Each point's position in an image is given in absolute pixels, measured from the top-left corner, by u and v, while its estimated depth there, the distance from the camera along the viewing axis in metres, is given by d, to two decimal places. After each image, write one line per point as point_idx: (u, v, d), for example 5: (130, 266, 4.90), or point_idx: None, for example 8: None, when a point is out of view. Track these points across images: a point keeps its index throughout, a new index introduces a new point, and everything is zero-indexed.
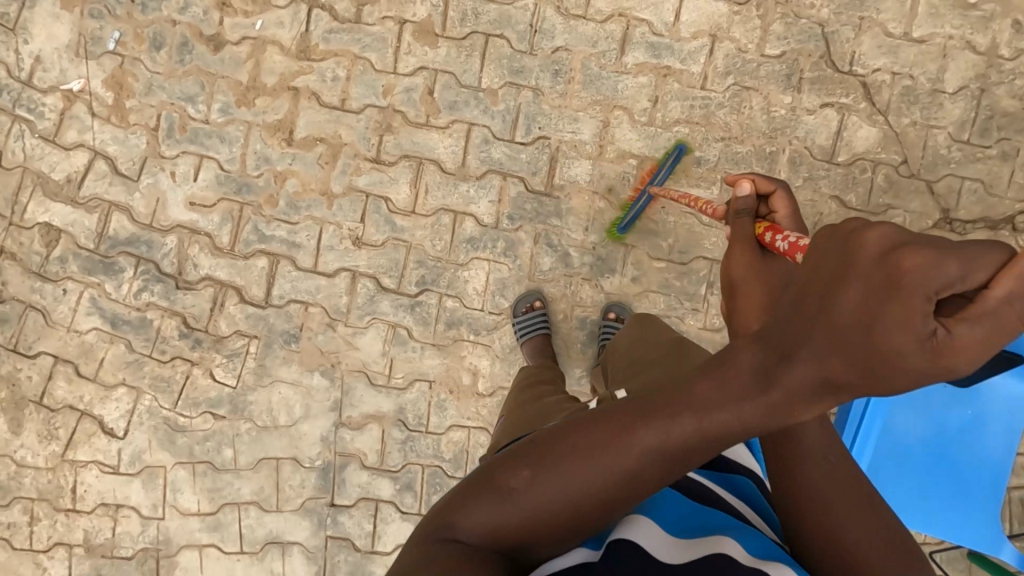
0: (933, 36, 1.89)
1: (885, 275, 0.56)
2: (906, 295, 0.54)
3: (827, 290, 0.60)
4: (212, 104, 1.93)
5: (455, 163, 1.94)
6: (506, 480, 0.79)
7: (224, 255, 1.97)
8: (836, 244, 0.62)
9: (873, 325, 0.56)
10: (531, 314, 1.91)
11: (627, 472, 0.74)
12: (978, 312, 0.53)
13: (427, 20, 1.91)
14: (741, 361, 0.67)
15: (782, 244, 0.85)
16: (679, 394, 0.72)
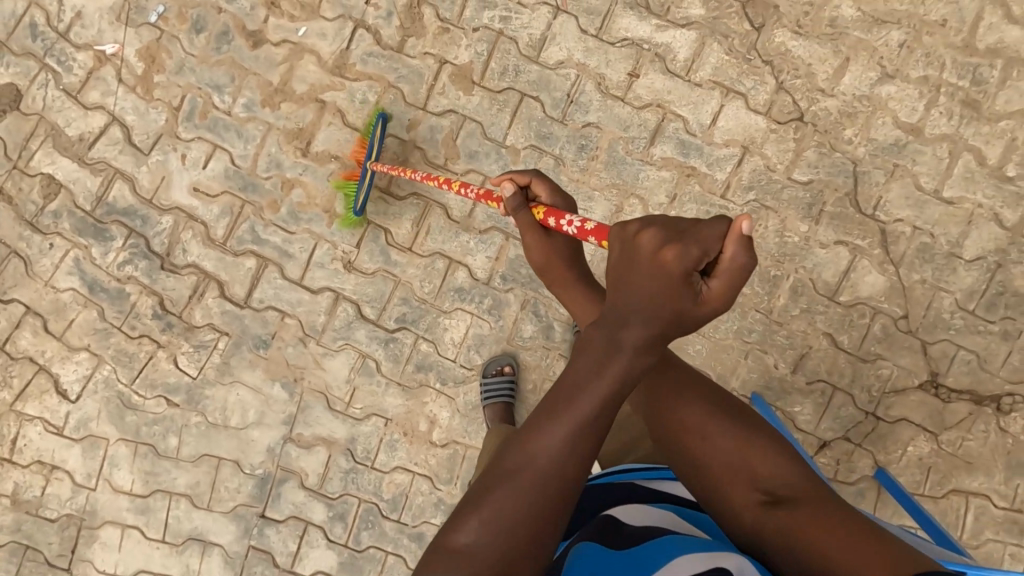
0: (962, 199, 1.86)
1: (663, 256, 0.78)
2: (681, 268, 0.77)
3: (634, 280, 0.81)
4: (238, 98, 1.93)
5: (462, 212, 1.94)
6: (453, 543, 0.72)
7: (215, 248, 1.96)
8: (632, 243, 0.84)
9: (657, 291, 0.78)
10: (499, 378, 1.89)
11: (550, 471, 0.74)
12: (721, 271, 0.77)
13: (467, 65, 1.90)
14: (594, 347, 0.80)
15: (566, 226, 1.08)
16: (567, 386, 0.78)
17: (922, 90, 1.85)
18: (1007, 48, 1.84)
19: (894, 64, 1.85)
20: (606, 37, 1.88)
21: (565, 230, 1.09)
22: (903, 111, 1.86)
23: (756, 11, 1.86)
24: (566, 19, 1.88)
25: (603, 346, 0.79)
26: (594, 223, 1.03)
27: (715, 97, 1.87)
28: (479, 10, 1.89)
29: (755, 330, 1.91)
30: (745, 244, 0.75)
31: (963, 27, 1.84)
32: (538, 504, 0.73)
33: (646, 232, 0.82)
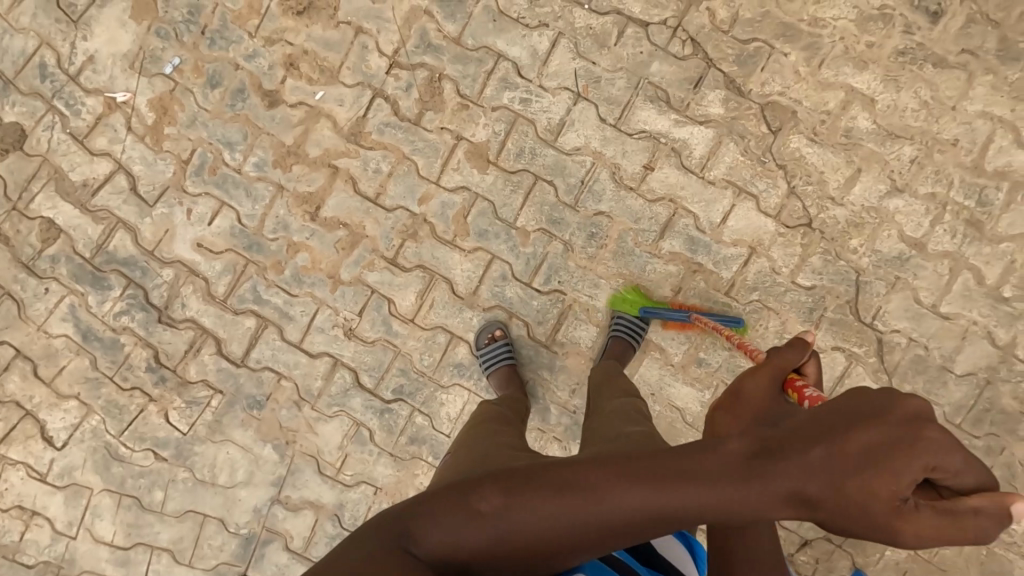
0: (958, 315, 1.90)
1: (906, 441, 0.69)
2: (905, 471, 0.69)
3: (821, 414, 0.75)
4: (249, 156, 1.91)
5: (467, 288, 1.93)
6: (477, 504, 0.89)
7: (215, 304, 1.95)
8: (893, 414, 0.71)
9: (861, 472, 0.70)
10: (493, 345, 1.88)
11: (605, 520, 0.86)
12: (946, 506, 0.70)
13: (483, 143, 1.89)
14: (733, 455, 0.79)
15: (824, 407, 0.82)
16: (675, 469, 0.83)
17: (928, 206, 1.88)
18: (1014, 171, 1.87)
19: (904, 178, 1.88)
20: (624, 127, 1.88)
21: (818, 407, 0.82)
22: (909, 226, 1.89)
23: (774, 116, 1.87)
24: (586, 106, 1.88)
25: (745, 459, 0.78)
26: None
27: (728, 197, 1.89)
28: (500, 90, 1.88)
29: None
30: (993, 519, 0.70)
31: (974, 147, 1.87)
32: (569, 525, 0.87)
33: (891, 396, 0.73)
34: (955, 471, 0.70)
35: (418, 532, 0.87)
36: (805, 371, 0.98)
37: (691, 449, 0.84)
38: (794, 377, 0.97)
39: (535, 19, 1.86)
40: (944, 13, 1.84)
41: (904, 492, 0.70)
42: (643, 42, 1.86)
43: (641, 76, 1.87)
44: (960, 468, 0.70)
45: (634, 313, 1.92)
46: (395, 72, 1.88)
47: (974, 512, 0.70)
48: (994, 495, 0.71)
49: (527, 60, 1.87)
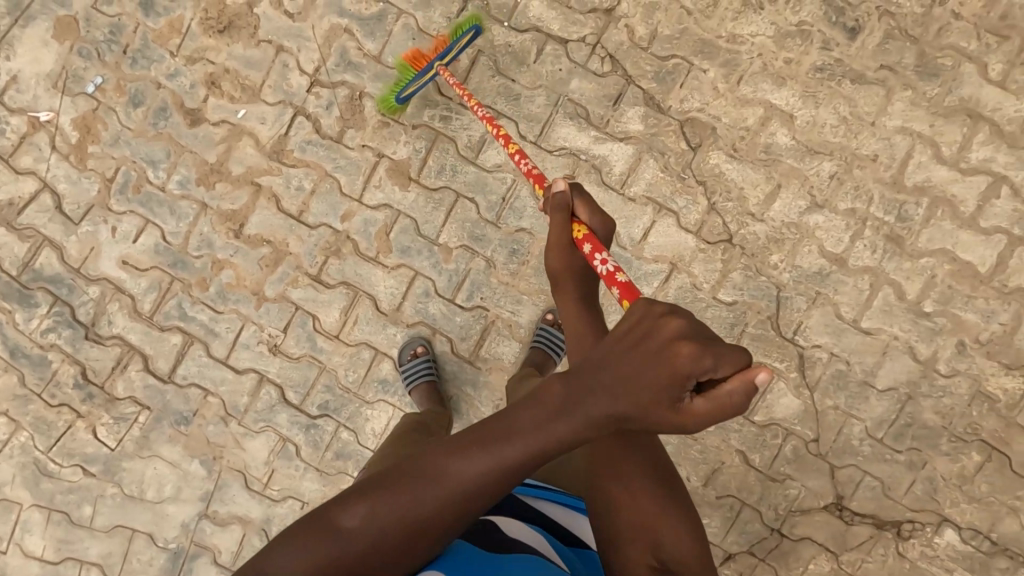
0: (879, 330, 1.91)
1: (669, 352, 0.75)
2: (680, 373, 0.74)
3: (614, 346, 0.80)
4: (173, 174, 1.92)
5: (390, 305, 1.94)
6: (341, 519, 0.81)
7: (141, 321, 1.96)
8: (649, 326, 0.78)
9: (643, 381, 0.76)
10: (415, 361, 1.88)
11: (449, 498, 0.81)
12: (714, 396, 0.75)
13: (404, 161, 1.90)
14: (549, 397, 0.81)
15: (598, 263, 1.05)
16: (499, 426, 0.82)
17: (848, 222, 1.89)
18: (933, 187, 1.88)
19: (824, 194, 1.88)
20: (544, 144, 1.88)
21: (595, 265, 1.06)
22: (830, 242, 1.89)
23: (694, 132, 1.87)
24: (506, 123, 1.88)
25: (561, 402, 0.80)
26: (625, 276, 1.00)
27: (648, 214, 1.89)
28: (420, 108, 1.89)
29: (672, 442, 1.97)
30: (747, 393, 0.73)
31: (893, 163, 1.87)
32: (422, 512, 0.81)
33: (647, 308, 0.80)
34: (711, 367, 0.73)
35: (276, 562, 0.79)
36: (581, 216, 1.14)
37: (513, 404, 0.84)
38: (577, 227, 1.12)
39: (454, 36, 1.87)
40: (862, 29, 1.85)
41: (681, 392, 0.75)
42: (562, 59, 1.87)
43: (560, 93, 1.87)
44: (731, 358, 0.73)
45: None
46: (316, 90, 1.89)
47: (748, 397, 0.73)
48: (749, 380, 0.73)
49: (447, 78, 1.88)
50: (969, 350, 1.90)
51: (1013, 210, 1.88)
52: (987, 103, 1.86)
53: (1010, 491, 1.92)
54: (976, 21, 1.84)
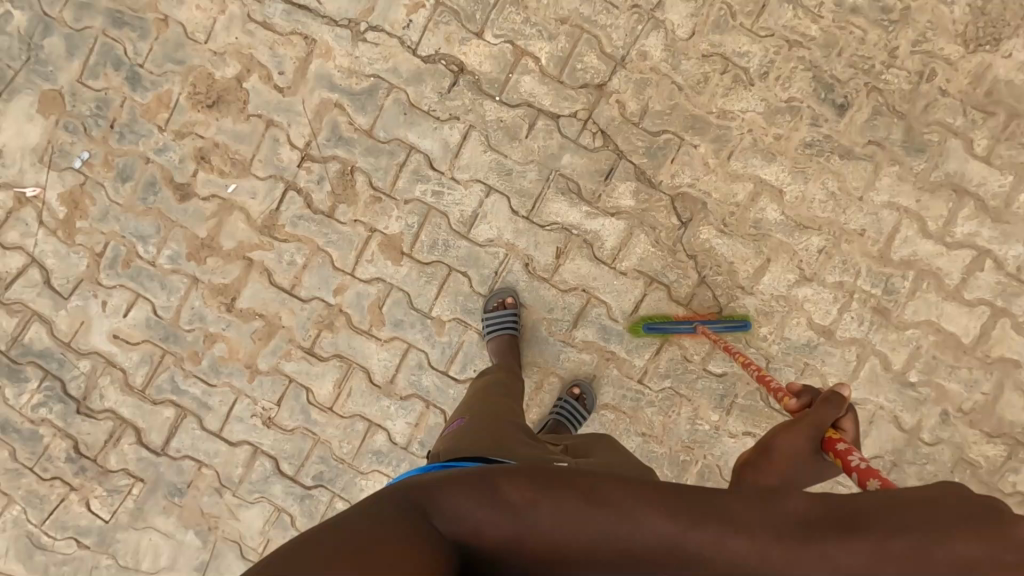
0: (865, 400, 1.95)
1: (981, 538, 0.72)
2: (982, 560, 0.71)
3: (901, 505, 0.77)
4: (163, 249, 1.91)
5: (384, 377, 1.95)
6: (506, 493, 0.85)
7: (133, 394, 1.96)
8: (957, 506, 0.76)
9: (924, 540, 0.72)
10: (501, 311, 1.87)
11: (632, 551, 0.80)
12: None
13: (397, 235, 1.90)
14: (792, 506, 0.80)
15: (853, 458, 1.05)
16: (720, 507, 0.82)
17: (836, 294, 1.91)
18: (919, 260, 1.91)
19: (813, 267, 1.91)
20: (536, 219, 1.89)
21: (850, 459, 1.05)
22: (818, 313, 1.92)
23: (684, 207, 1.89)
24: (498, 198, 1.89)
25: (800, 514, 0.79)
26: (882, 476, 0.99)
27: (639, 287, 1.91)
28: (412, 183, 1.89)
29: None
30: None
31: (880, 237, 1.90)
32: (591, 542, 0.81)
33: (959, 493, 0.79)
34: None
35: (444, 504, 0.84)
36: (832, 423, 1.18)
37: (741, 495, 0.83)
38: (831, 429, 1.17)
39: (446, 112, 1.87)
40: (851, 105, 1.86)
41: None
42: (553, 134, 1.87)
43: (552, 168, 1.88)
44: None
45: (591, 377, 1.94)
46: (306, 165, 1.88)
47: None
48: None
49: (439, 153, 1.88)
50: (952, 418, 1.95)
51: (996, 282, 1.91)
52: (972, 178, 1.88)
53: None
54: (962, 97, 1.86)
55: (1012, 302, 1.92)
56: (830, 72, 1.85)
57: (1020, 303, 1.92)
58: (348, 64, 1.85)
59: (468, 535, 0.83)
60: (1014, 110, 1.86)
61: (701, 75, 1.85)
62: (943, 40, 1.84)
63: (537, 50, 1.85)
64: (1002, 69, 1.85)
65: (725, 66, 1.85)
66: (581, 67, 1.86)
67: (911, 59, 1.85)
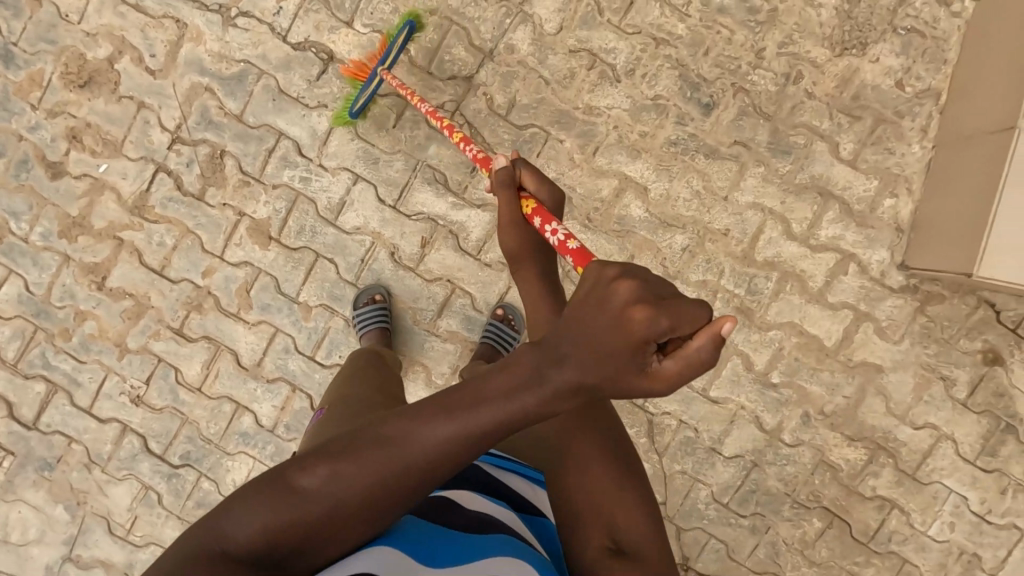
0: (727, 399, 1.96)
1: (623, 318, 0.69)
2: (639, 333, 0.68)
3: (576, 321, 0.73)
4: (35, 226, 1.93)
5: (252, 360, 1.97)
6: (299, 479, 0.76)
7: (5, 368, 1.99)
8: (601, 290, 0.72)
9: (608, 345, 0.70)
10: (368, 307, 1.86)
11: (405, 471, 0.75)
12: (682, 355, 0.69)
13: (265, 220, 1.92)
14: (515, 375, 0.75)
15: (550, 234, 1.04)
16: (464, 399, 0.76)
17: (699, 293, 1.92)
18: (784, 261, 1.91)
19: (676, 265, 1.92)
20: (402, 209, 1.91)
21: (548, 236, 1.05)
22: None
23: None
24: (365, 187, 1.91)
25: (533, 376, 0.74)
26: (577, 244, 0.99)
27: (504, 279, 1.92)
28: (280, 169, 1.90)
29: None
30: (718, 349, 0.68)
31: (744, 238, 1.91)
32: (383, 479, 0.75)
33: (599, 273, 0.74)
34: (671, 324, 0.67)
35: (225, 523, 0.74)
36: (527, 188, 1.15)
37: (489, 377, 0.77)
38: (524, 201, 1.14)
39: (314, 99, 1.88)
40: (716, 105, 1.87)
41: (643, 358, 0.69)
42: (420, 125, 1.89)
43: (419, 159, 1.90)
44: (683, 324, 0.68)
45: (516, 305, 1.93)
46: (176, 147, 1.90)
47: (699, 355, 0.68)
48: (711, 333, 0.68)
49: (307, 140, 1.90)
50: (814, 421, 1.96)
51: (859, 287, 1.91)
52: (837, 182, 1.89)
53: (850, 557, 1.99)
54: (829, 101, 1.86)
55: (876, 307, 1.92)
56: (697, 71, 1.86)
57: (883, 308, 1.92)
58: (219, 49, 1.87)
59: (281, 531, 0.74)
60: (881, 115, 1.86)
61: (568, 70, 1.86)
62: (810, 43, 1.85)
63: None
64: (869, 73, 1.85)
65: (592, 62, 1.86)
66: (449, 59, 1.87)
67: (777, 61, 1.85)
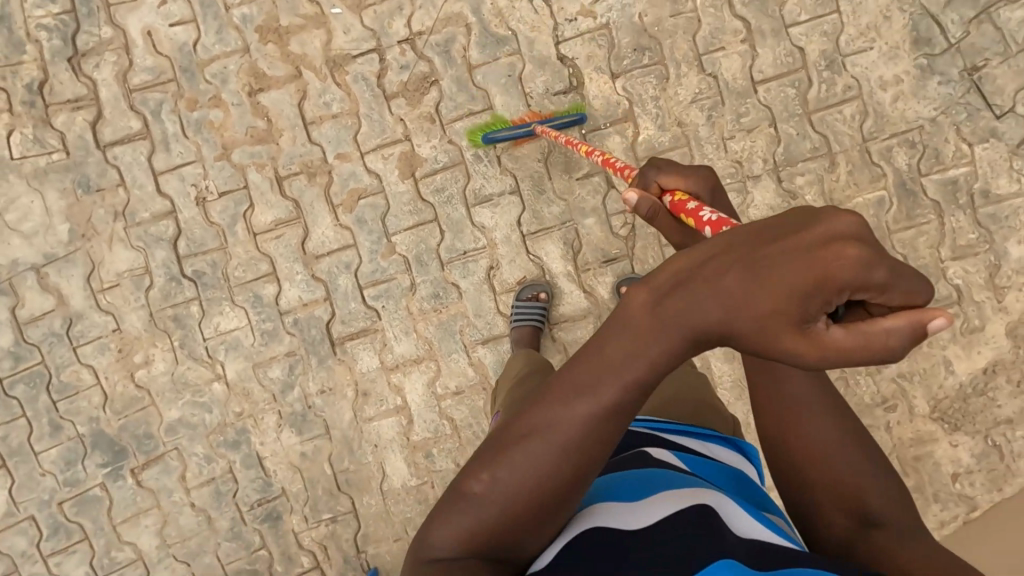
0: None
1: (817, 255, 0.60)
2: (817, 274, 0.60)
3: (726, 256, 0.67)
4: (244, 5, 1.93)
5: (314, 248, 1.99)
6: (474, 484, 0.82)
7: (120, 87, 1.97)
8: (789, 225, 0.64)
9: (785, 296, 0.62)
10: (530, 303, 1.91)
11: (563, 444, 0.77)
12: (860, 327, 0.61)
13: (419, 159, 1.96)
14: (657, 313, 0.71)
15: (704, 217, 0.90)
16: (596, 358, 0.75)
17: None
18: None
19: None
20: (528, 243, 1.96)
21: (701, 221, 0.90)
22: None
23: None
24: (515, 202, 1.95)
25: (659, 313, 0.71)
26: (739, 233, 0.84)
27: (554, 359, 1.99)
28: (466, 132, 1.94)
29: None
30: (912, 309, 0.60)
31: None
32: (534, 476, 0.79)
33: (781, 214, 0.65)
34: (881, 287, 0.59)
35: (434, 535, 0.84)
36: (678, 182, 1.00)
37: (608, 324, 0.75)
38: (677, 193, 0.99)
39: (537, 107, 1.93)
40: None
41: (815, 312, 0.62)
42: (596, 196, 1.94)
43: (574, 219, 1.95)
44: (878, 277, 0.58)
45: None
46: (404, 47, 1.93)
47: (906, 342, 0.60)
48: (916, 319, 0.59)
49: (505, 130, 1.94)
50: None
51: None
52: None
53: None
54: (896, 443, 1.97)
55: None
56: None
57: None
58: (501, 6, 1.91)
59: (479, 537, 0.82)
60: (921, 486, 1.97)
61: None
62: (920, 392, 1.95)
63: (641, 126, 1.92)
64: (941, 449, 1.95)
65: None
66: None
67: (887, 382, 1.95)
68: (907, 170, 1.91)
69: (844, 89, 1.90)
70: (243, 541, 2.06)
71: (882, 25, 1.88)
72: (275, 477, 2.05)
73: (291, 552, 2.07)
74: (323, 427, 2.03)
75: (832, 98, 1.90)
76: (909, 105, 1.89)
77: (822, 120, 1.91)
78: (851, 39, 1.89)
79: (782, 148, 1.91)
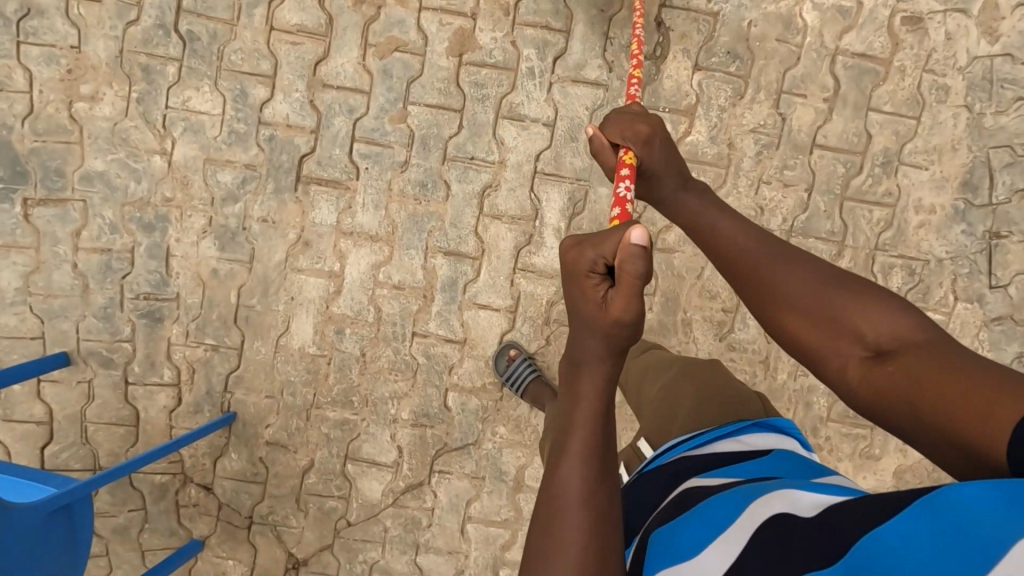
0: (465, 541, 2.03)
1: (581, 279, 0.87)
2: (581, 289, 0.87)
3: (566, 350, 0.89)
4: None
5: (325, 75, 1.81)
6: None
7: None
8: (568, 280, 0.89)
9: (587, 314, 0.86)
10: None
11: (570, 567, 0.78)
12: (622, 283, 0.81)
13: (474, 44, 1.80)
14: (561, 434, 0.85)
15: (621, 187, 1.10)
16: (546, 501, 0.82)
17: None
18: None
19: None
20: (536, 181, 1.86)
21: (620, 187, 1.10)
22: (533, 474, 1.98)
23: None
24: (544, 136, 1.85)
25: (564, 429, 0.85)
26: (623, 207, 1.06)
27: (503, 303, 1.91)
28: (532, 42, 1.81)
29: (295, 401, 1.95)
30: (632, 252, 0.80)
31: None
32: None
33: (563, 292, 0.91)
34: (605, 253, 0.85)
35: None
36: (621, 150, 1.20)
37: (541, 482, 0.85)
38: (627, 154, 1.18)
39: (611, 56, 1.82)
40: None
41: (599, 295, 0.85)
42: None
43: (589, 182, 1.87)
44: (602, 251, 0.85)
45: (481, 323, 1.92)
46: None
47: (644, 255, 0.80)
48: (625, 249, 0.81)
49: (570, 61, 1.82)
50: None
51: None
52: None
53: None
54: None
55: None
56: None
57: None
58: None
59: None
60: None
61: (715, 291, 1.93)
62: None
63: (695, 128, 1.86)
64: None
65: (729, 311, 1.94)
66: None
67: None
68: (894, 293, 1.94)
69: (884, 192, 1.89)
70: (111, 326, 1.90)
71: (947, 153, 1.88)
72: (175, 279, 1.89)
73: (156, 360, 1.92)
74: (249, 255, 1.88)
75: (871, 195, 1.89)
76: (928, 237, 1.92)
77: (852, 210, 1.90)
78: (916, 150, 1.88)
79: (805, 216, 1.90)
